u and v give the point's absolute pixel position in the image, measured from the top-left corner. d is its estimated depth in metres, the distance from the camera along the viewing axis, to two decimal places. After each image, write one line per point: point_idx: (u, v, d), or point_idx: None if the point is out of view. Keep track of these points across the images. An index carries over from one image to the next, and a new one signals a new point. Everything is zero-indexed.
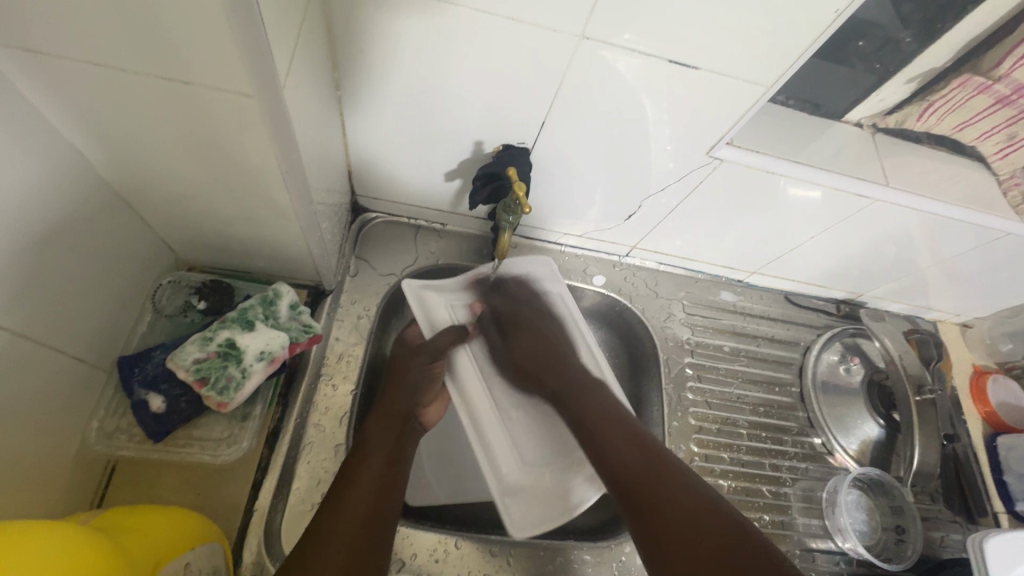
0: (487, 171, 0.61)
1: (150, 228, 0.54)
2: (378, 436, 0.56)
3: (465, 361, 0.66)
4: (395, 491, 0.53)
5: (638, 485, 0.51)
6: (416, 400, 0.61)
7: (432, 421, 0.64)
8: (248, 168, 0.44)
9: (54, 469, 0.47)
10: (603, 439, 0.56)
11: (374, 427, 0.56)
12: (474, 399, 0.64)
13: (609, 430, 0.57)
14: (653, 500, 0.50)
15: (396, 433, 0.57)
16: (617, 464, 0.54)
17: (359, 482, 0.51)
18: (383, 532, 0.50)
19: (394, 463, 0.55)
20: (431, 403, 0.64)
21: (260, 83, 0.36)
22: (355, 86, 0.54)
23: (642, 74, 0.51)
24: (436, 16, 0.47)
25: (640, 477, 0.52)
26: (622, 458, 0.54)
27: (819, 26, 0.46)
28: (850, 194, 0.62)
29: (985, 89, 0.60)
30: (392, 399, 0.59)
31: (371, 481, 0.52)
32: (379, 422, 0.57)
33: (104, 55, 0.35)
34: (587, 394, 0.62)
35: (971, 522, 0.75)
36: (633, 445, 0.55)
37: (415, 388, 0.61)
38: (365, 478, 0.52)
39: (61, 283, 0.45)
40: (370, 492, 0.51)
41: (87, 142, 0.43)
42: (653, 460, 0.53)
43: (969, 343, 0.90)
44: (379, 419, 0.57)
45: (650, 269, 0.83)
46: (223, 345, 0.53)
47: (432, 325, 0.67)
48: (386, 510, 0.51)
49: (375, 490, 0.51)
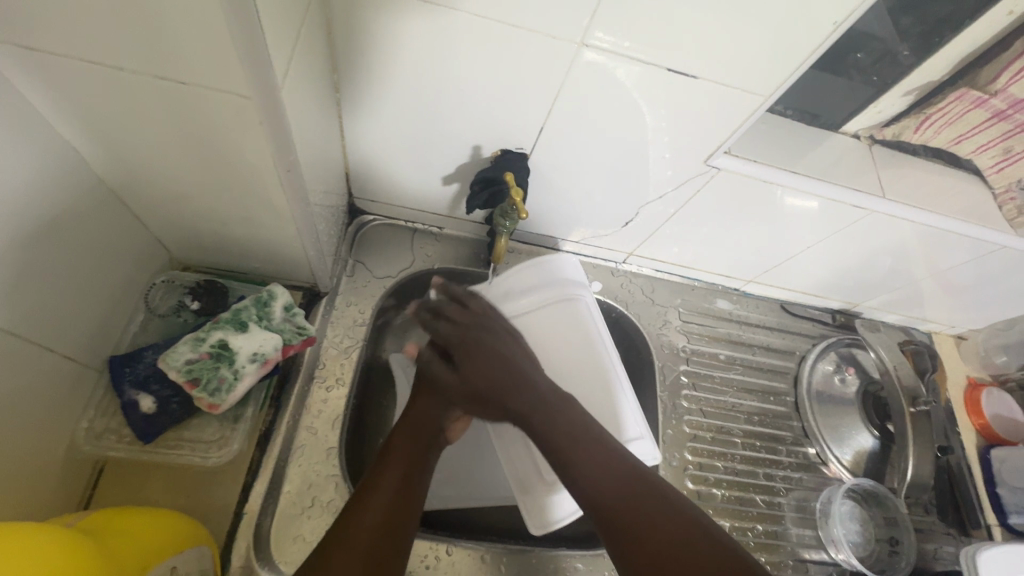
0: (484, 176, 0.61)
1: (144, 227, 0.54)
2: (402, 446, 0.54)
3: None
4: (413, 498, 0.52)
5: (623, 519, 0.49)
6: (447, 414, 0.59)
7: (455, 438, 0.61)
8: (243, 168, 0.44)
9: (41, 469, 0.47)
10: (577, 466, 0.52)
11: (401, 435, 0.55)
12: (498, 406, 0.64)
13: (586, 457, 0.52)
14: (639, 535, 0.48)
15: (422, 444, 0.56)
16: (597, 495, 0.50)
17: (379, 489, 0.50)
18: (398, 538, 0.49)
19: (418, 469, 0.54)
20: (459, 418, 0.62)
21: (258, 85, 0.36)
22: (354, 88, 0.54)
23: (640, 81, 0.51)
24: (434, 21, 0.47)
25: (624, 509, 0.49)
26: (598, 485, 0.50)
27: (817, 38, 0.46)
28: (847, 204, 0.62)
29: (982, 103, 0.61)
30: (423, 409, 0.58)
31: (391, 487, 0.51)
32: (408, 432, 0.56)
33: (101, 54, 0.35)
34: (563, 413, 0.55)
35: (964, 535, 0.75)
36: (610, 471, 0.51)
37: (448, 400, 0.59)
38: (388, 484, 0.51)
39: (54, 281, 0.45)
40: (389, 497, 0.50)
41: (83, 141, 0.43)
42: (635, 486, 0.50)
43: (964, 354, 0.90)
44: (406, 425, 0.56)
45: (647, 276, 0.82)
46: (215, 346, 0.53)
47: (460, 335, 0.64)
48: (403, 518, 0.50)
49: (394, 496, 0.50)
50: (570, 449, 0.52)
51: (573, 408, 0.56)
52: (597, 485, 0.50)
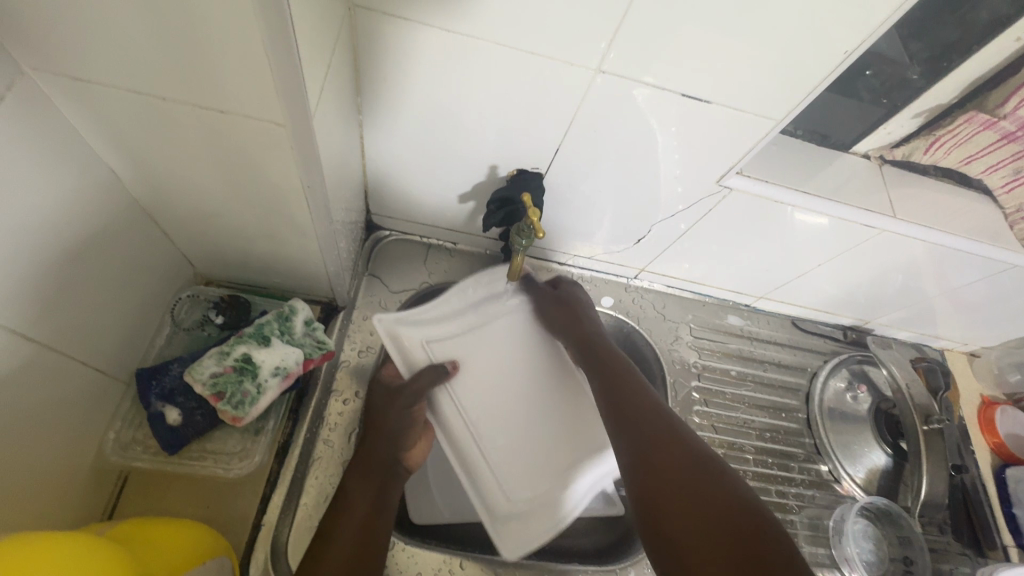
0: (501, 196, 0.63)
1: (173, 244, 0.56)
2: (357, 489, 0.54)
3: (447, 401, 0.66)
4: (377, 539, 0.53)
5: (653, 469, 0.49)
6: (398, 447, 0.60)
7: (418, 460, 0.62)
8: (271, 188, 0.46)
9: (70, 479, 0.48)
10: (631, 422, 0.54)
11: (355, 478, 0.55)
12: (458, 438, 0.65)
13: (637, 413, 0.55)
14: (663, 497, 0.47)
15: (375, 486, 0.56)
16: (633, 448, 0.52)
17: (332, 542, 0.50)
18: None
19: (375, 514, 0.54)
20: (414, 443, 0.62)
21: (293, 113, 0.38)
22: (376, 109, 0.56)
23: (653, 104, 0.53)
24: (456, 46, 0.49)
25: (654, 462, 0.50)
26: (645, 440, 0.52)
27: (829, 63, 0.47)
28: (857, 224, 0.63)
29: (991, 125, 0.61)
30: (372, 445, 0.58)
31: (348, 540, 0.51)
32: (360, 472, 0.56)
33: (144, 84, 0.37)
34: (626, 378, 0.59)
35: (980, 555, 0.74)
36: (664, 442, 0.51)
37: (395, 434, 0.60)
38: (348, 525, 0.52)
39: (88, 298, 0.46)
40: (344, 551, 0.50)
41: (120, 163, 0.44)
42: (678, 453, 0.50)
43: (977, 372, 0.90)
44: (360, 470, 0.56)
45: (658, 291, 0.83)
46: (239, 359, 0.54)
47: (409, 364, 0.66)
48: (370, 558, 0.51)
49: (357, 536, 0.52)
50: (622, 403, 0.56)
51: (651, 396, 0.57)
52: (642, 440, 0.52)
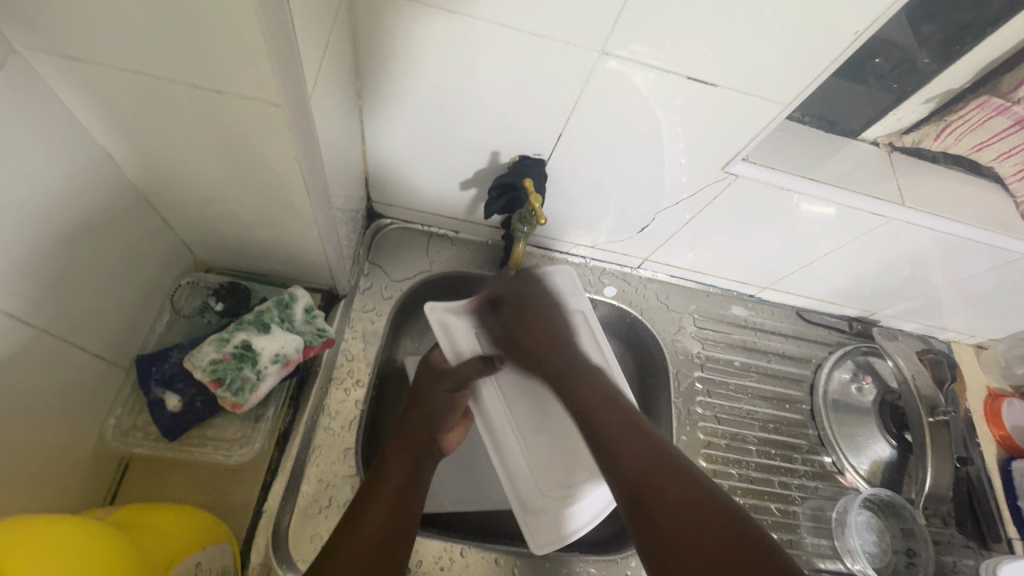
0: (501, 182, 0.63)
1: (171, 229, 0.55)
2: (396, 459, 0.56)
3: (490, 389, 0.65)
4: (411, 512, 0.53)
5: (643, 488, 0.50)
6: (435, 429, 0.61)
7: (454, 446, 0.64)
8: (268, 171, 0.45)
9: (71, 464, 0.48)
10: (612, 446, 0.54)
11: (394, 448, 0.57)
12: (496, 425, 0.63)
13: (616, 431, 0.55)
14: (657, 504, 0.49)
15: (412, 460, 0.57)
16: (625, 469, 0.52)
17: (373, 504, 0.52)
18: (398, 549, 0.50)
19: (411, 485, 0.55)
20: (453, 428, 0.64)
21: (288, 90, 0.37)
22: (376, 93, 0.55)
23: (656, 88, 0.52)
24: (455, 28, 0.48)
25: (643, 479, 0.51)
26: (631, 462, 0.52)
27: (838, 46, 0.46)
28: (865, 211, 0.62)
29: (1004, 111, 0.60)
30: (412, 426, 0.60)
31: (385, 502, 0.52)
32: (398, 447, 0.57)
33: (137, 63, 0.36)
34: (593, 382, 0.60)
35: (984, 548, 0.74)
36: (641, 451, 0.53)
37: (434, 415, 0.61)
38: (383, 498, 0.52)
39: (86, 282, 0.46)
40: (383, 511, 0.51)
41: (117, 145, 0.44)
42: (656, 459, 0.52)
43: (984, 364, 0.89)
44: (398, 443, 0.58)
45: (661, 281, 0.83)
46: (239, 346, 0.54)
47: (455, 351, 0.66)
48: (403, 531, 0.51)
49: (388, 511, 0.52)
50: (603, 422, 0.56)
51: (624, 407, 0.58)
52: (627, 462, 0.52)
